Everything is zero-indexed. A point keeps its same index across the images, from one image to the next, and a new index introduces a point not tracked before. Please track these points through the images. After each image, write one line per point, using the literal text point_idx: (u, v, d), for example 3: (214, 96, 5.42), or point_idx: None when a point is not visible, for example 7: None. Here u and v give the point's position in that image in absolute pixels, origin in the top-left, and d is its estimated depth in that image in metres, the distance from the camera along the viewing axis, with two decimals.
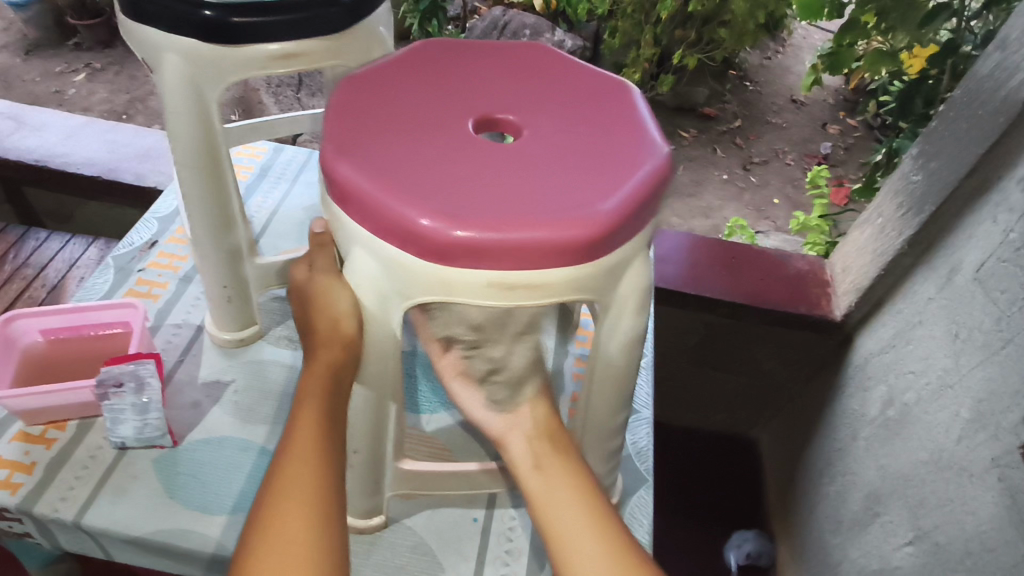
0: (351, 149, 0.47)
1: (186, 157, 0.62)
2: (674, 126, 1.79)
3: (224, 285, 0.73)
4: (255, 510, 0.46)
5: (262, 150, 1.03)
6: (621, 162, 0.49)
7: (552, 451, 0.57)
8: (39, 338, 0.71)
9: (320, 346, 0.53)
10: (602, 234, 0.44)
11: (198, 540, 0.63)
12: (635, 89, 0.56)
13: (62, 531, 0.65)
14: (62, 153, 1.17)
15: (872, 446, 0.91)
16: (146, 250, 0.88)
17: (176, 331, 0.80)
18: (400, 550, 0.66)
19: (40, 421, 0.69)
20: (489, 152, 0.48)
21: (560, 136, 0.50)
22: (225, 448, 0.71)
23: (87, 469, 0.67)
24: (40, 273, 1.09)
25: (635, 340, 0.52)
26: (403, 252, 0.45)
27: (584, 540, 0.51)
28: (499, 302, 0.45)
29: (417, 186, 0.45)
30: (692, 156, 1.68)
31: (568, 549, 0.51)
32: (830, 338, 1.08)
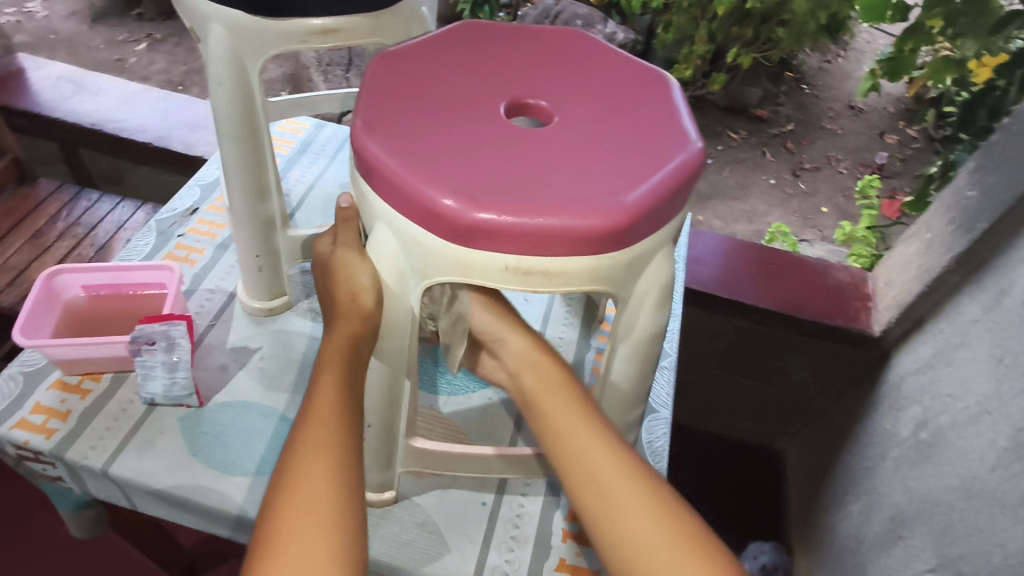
0: (380, 126, 0.47)
1: (226, 127, 0.64)
2: (723, 126, 1.75)
3: (257, 255, 0.75)
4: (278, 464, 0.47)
5: (304, 126, 1.06)
6: (651, 154, 0.48)
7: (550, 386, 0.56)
8: (82, 293, 0.75)
9: (341, 319, 0.54)
10: (623, 226, 0.44)
11: (217, 498, 0.66)
12: (674, 81, 0.55)
13: (90, 478, 0.68)
14: (117, 118, 1.22)
15: (901, 467, 0.88)
16: (187, 217, 0.91)
17: (210, 296, 0.82)
18: (408, 526, 0.66)
19: (77, 371, 0.72)
20: (517, 136, 0.48)
21: (591, 124, 0.50)
22: (248, 413, 0.73)
23: (118, 421, 0.70)
24: (89, 232, 1.13)
25: (653, 335, 0.52)
26: (423, 231, 0.45)
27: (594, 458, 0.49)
28: (516, 286, 0.45)
29: (441, 166, 0.45)
30: (739, 158, 1.64)
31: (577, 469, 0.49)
32: (866, 353, 1.05)
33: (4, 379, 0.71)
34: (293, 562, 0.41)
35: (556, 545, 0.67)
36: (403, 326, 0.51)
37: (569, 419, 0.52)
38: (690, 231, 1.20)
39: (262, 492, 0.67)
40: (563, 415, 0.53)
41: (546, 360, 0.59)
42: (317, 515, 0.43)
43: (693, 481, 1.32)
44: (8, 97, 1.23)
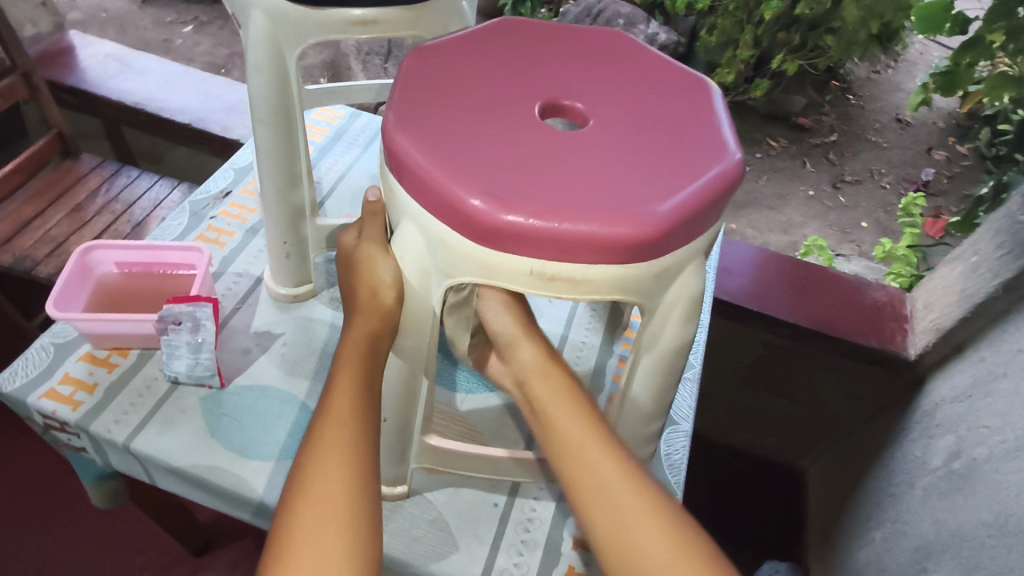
0: (411, 121, 0.47)
1: (262, 113, 0.64)
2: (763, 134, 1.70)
3: (285, 242, 0.75)
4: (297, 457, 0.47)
5: (340, 114, 1.06)
6: (688, 163, 0.46)
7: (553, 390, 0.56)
8: (114, 270, 0.76)
9: (359, 315, 0.53)
10: (654, 236, 0.42)
11: (232, 480, 0.66)
12: (716, 88, 0.54)
13: (113, 451, 0.69)
14: (159, 98, 1.24)
15: (930, 498, 0.85)
16: (220, 199, 0.92)
17: (237, 280, 0.83)
18: (418, 522, 0.66)
19: (106, 346, 0.74)
20: (550, 138, 0.47)
21: (627, 129, 0.48)
22: (267, 398, 0.73)
23: (142, 397, 0.71)
24: (127, 208, 1.15)
25: (678, 350, 0.50)
26: (448, 230, 0.44)
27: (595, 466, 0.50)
28: (541, 291, 0.44)
29: (471, 164, 0.44)
30: (778, 167, 1.60)
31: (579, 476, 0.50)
32: (900, 376, 1.01)
33: (36, 349, 0.73)
34: (306, 561, 0.41)
35: (565, 552, 0.66)
36: (425, 322, 0.51)
37: (572, 424, 0.53)
38: (723, 241, 1.18)
39: (277, 478, 0.67)
40: (565, 422, 0.53)
41: (559, 374, 0.58)
42: (330, 514, 0.43)
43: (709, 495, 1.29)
44: (58, 73, 1.26)
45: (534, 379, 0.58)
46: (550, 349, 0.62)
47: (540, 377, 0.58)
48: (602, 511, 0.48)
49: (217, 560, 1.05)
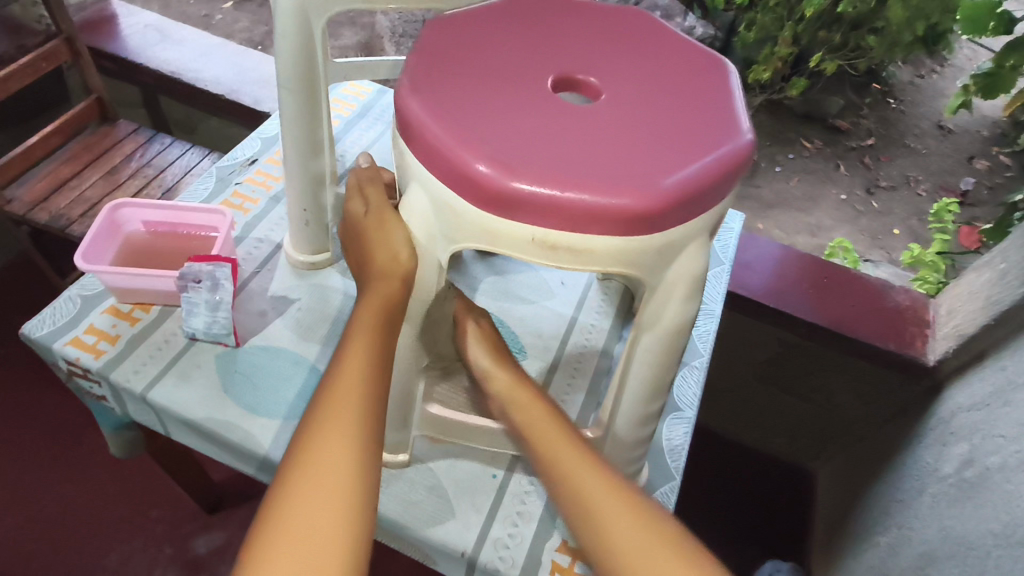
0: (425, 87, 0.48)
1: (288, 81, 0.66)
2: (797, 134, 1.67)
3: (304, 209, 0.77)
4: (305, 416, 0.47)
5: (367, 90, 1.08)
6: (696, 140, 0.46)
7: (528, 397, 0.58)
8: (141, 228, 0.79)
9: (378, 278, 0.53)
10: (657, 209, 0.43)
11: (241, 434, 0.69)
12: (733, 70, 0.53)
13: (131, 400, 0.72)
14: (194, 69, 1.27)
15: (938, 505, 0.83)
16: (246, 166, 0.94)
17: (258, 245, 0.85)
18: (418, 487, 0.67)
19: (130, 300, 0.77)
20: (561, 110, 0.47)
21: (639, 104, 0.49)
22: (280, 359, 0.75)
23: (161, 350, 0.74)
24: (158, 174, 1.19)
25: (681, 327, 0.50)
26: (455, 196, 0.45)
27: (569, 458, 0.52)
28: (542, 258, 0.45)
29: (480, 131, 0.45)
30: (810, 168, 1.58)
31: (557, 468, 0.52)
32: (917, 382, 1.00)
33: (64, 299, 0.77)
34: (308, 520, 0.42)
35: (557, 529, 0.66)
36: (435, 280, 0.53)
37: (545, 427, 0.55)
38: (744, 236, 1.16)
39: (284, 436, 0.69)
40: (540, 425, 0.55)
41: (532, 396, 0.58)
42: (331, 476, 0.44)
43: (717, 488, 1.28)
44: (100, 40, 1.30)
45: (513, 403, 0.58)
46: (525, 378, 0.61)
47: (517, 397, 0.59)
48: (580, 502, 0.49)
49: (228, 520, 1.09)
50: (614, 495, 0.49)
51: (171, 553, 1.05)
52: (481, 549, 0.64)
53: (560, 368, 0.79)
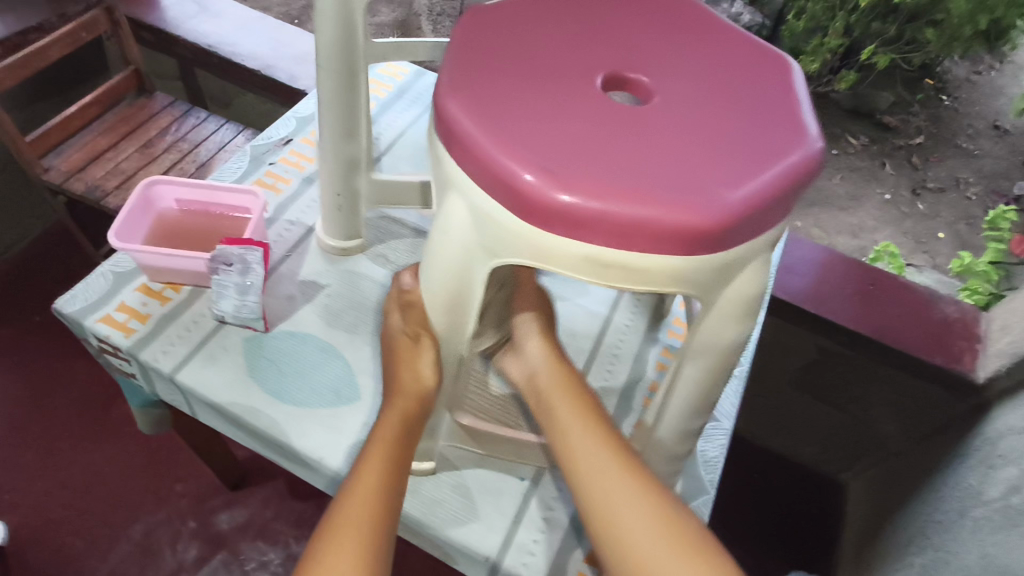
0: (465, 85, 0.43)
1: (327, 61, 0.63)
2: (841, 130, 1.56)
3: (337, 193, 0.74)
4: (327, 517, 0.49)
5: (404, 71, 1.05)
6: (762, 149, 0.43)
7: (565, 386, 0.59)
8: (174, 206, 0.78)
9: (398, 396, 0.56)
10: (722, 227, 0.39)
11: (265, 422, 0.68)
12: (796, 69, 0.50)
13: (159, 379, 0.72)
14: (231, 42, 1.26)
15: (981, 530, 0.77)
16: (280, 146, 0.92)
17: (289, 228, 0.84)
18: (442, 486, 0.66)
19: (161, 279, 0.76)
20: (614, 112, 0.43)
21: (698, 107, 0.45)
22: (307, 345, 0.74)
23: (189, 331, 0.73)
24: (193, 148, 1.18)
25: (733, 347, 0.47)
26: (498, 206, 0.41)
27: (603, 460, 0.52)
28: (593, 278, 0.42)
29: (526, 135, 0.41)
30: (855, 166, 1.48)
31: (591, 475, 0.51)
32: (963, 400, 0.95)
33: (97, 275, 0.76)
34: None
35: (585, 537, 0.64)
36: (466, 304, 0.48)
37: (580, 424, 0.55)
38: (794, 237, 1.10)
39: (310, 426, 0.68)
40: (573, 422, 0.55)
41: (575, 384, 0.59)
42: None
43: (746, 494, 1.23)
44: (139, 11, 1.29)
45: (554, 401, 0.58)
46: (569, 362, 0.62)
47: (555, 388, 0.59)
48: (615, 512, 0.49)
49: (250, 497, 1.10)
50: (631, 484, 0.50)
51: (194, 526, 1.06)
52: (505, 554, 0.62)
53: (596, 373, 0.75)
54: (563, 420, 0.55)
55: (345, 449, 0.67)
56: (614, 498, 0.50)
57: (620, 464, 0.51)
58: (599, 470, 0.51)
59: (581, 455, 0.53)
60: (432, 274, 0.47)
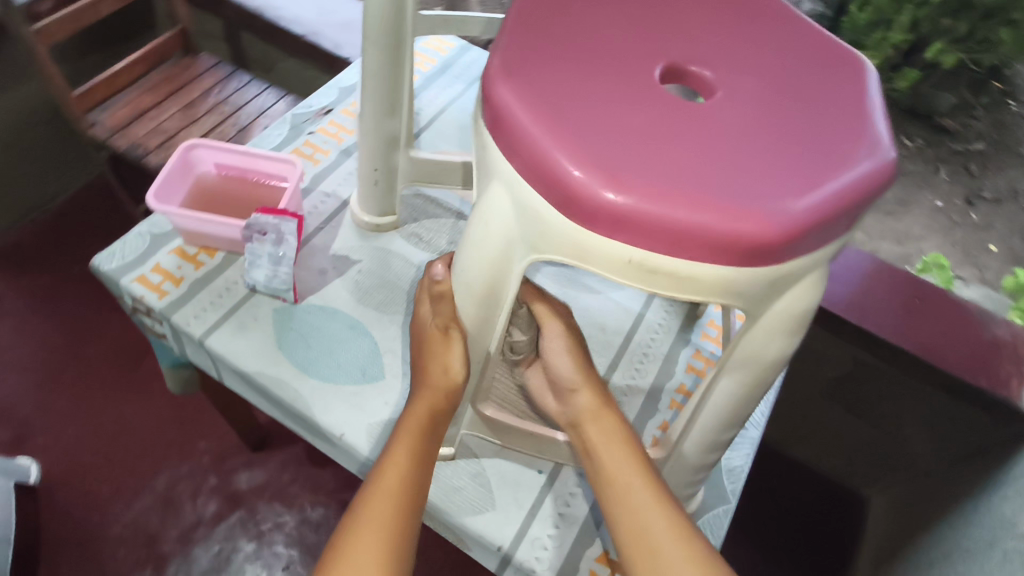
0: (517, 70, 0.41)
1: (373, 34, 0.61)
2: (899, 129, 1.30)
3: (375, 168, 0.73)
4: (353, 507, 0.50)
5: (450, 45, 1.02)
6: (831, 156, 0.40)
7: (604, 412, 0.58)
8: (213, 170, 0.78)
9: (425, 389, 0.55)
10: (781, 238, 0.37)
11: (290, 394, 0.68)
12: (871, 70, 0.47)
13: (189, 342, 0.72)
14: (278, 6, 1.25)
15: (1012, 563, 0.71)
16: (320, 116, 0.91)
17: (325, 200, 0.83)
18: (461, 473, 0.65)
19: (196, 243, 0.76)
20: (673, 108, 0.41)
21: (764, 107, 0.42)
22: (336, 321, 0.74)
23: (222, 298, 0.73)
24: (235, 112, 1.18)
25: (776, 362, 0.45)
26: (543, 201, 0.39)
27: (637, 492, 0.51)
28: (636, 283, 0.40)
29: (579, 127, 0.39)
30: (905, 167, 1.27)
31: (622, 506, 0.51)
32: (1004, 428, 0.88)
33: (135, 235, 0.77)
34: None
35: (600, 534, 0.63)
36: (500, 296, 0.47)
37: (616, 453, 0.54)
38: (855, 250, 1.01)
39: (333, 402, 0.68)
40: (611, 451, 0.55)
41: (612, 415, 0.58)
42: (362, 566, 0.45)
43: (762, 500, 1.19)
44: None
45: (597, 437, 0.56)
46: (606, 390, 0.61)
47: (596, 423, 0.58)
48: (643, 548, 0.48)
49: (269, 459, 1.12)
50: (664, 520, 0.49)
51: (215, 483, 1.08)
52: (518, 547, 0.62)
53: (624, 370, 0.74)
54: (608, 463, 0.54)
55: (367, 429, 0.67)
56: (646, 530, 0.49)
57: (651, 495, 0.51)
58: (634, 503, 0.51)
59: (627, 506, 0.51)
60: (467, 266, 0.45)
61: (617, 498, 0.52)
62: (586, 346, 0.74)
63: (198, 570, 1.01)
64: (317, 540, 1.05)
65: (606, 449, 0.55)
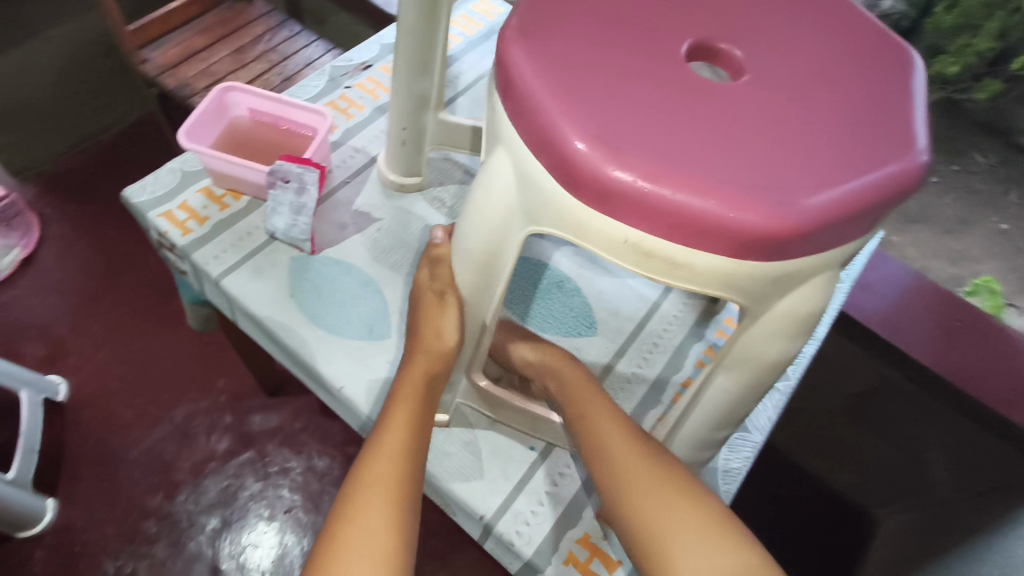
0: (534, 32, 0.40)
1: None
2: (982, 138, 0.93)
3: (403, 128, 0.73)
4: (354, 468, 0.49)
5: (498, 10, 1.00)
6: (856, 152, 0.37)
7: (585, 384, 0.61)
8: (246, 115, 0.80)
9: (420, 353, 0.56)
10: (788, 235, 0.35)
11: (296, 342, 0.69)
12: (920, 66, 0.43)
13: (207, 281, 0.74)
14: None
15: None
16: (359, 71, 0.91)
17: (353, 155, 0.83)
18: (453, 439, 0.66)
19: (224, 185, 0.77)
20: (695, 86, 0.39)
21: (793, 94, 0.40)
22: (350, 276, 0.74)
23: (242, 242, 0.74)
24: (282, 61, 1.19)
25: (776, 364, 0.43)
26: (544, 170, 0.38)
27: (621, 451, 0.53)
28: (633, 266, 0.38)
29: (589, 96, 0.37)
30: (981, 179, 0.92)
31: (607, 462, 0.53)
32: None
33: (166, 171, 0.79)
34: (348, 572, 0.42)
35: (584, 516, 0.63)
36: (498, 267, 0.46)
37: (602, 417, 0.57)
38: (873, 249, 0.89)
39: (337, 355, 0.69)
40: (598, 415, 0.57)
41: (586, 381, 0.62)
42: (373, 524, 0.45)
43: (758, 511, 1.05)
44: None
45: (582, 403, 0.59)
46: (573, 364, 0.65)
47: (591, 403, 0.59)
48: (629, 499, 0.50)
49: (283, 405, 1.15)
50: (646, 470, 0.51)
51: (229, 421, 1.12)
52: (501, 518, 0.62)
53: (630, 358, 0.72)
54: (593, 426, 0.56)
55: (366, 385, 0.67)
56: (633, 483, 0.51)
57: (638, 451, 0.53)
58: (619, 458, 0.53)
59: (614, 462, 0.53)
60: (466, 233, 0.45)
61: (602, 455, 0.54)
62: (594, 330, 0.73)
63: (205, 501, 1.05)
64: (320, 488, 1.07)
65: (601, 431, 0.55)
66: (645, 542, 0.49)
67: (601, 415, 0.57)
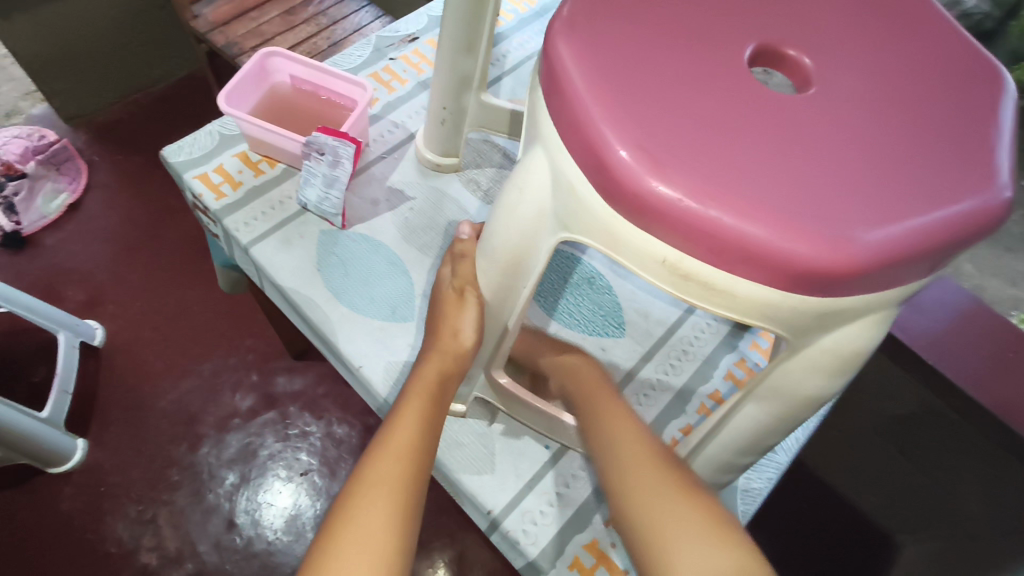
0: (584, 25, 0.37)
1: None
2: None
3: (443, 107, 0.70)
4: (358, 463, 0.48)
5: None
6: (929, 182, 0.34)
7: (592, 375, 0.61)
8: (288, 81, 0.79)
9: (434, 353, 0.56)
10: (843, 271, 0.32)
11: (318, 316, 0.68)
12: (1011, 90, 0.39)
13: (237, 247, 0.74)
14: None
15: None
16: (405, 43, 0.89)
17: (392, 130, 0.82)
18: (466, 431, 0.65)
19: (260, 151, 0.77)
20: (754, 96, 0.36)
21: (864, 111, 0.36)
22: (377, 255, 0.73)
23: (273, 211, 0.74)
24: (331, 25, 1.17)
25: (812, 399, 0.41)
26: (581, 177, 0.36)
27: (628, 447, 0.51)
28: (668, 287, 0.36)
29: (636, 99, 0.34)
30: None
31: (612, 458, 0.51)
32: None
33: (205, 133, 0.78)
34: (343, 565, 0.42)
35: (593, 522, 0.61)
36: (525, 268, 0.44)
37: (613, 411, 0.55)
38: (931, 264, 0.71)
39: (358, 333, 0.68)
40: (610, 410, 0.55)
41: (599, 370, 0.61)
42: (373, 518, 0.44)
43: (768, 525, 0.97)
44: None
45: (591, 398, 0.58)
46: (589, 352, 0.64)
47: (602, 397, 0.57)
48: (631, 494, 0.48)
49: (308, 369, 1.16)
50: (650, 467, 0.49)
51: (255, 380, 1.14)
52: (508, 515, 0.61)
53: (655, 365, 0.70)
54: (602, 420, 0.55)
55: (386, 366, 0.66)
56: (636, 480, 0.49)
57: (645, 447, 0.51)
58: (627, 455, 0.51)
59: (620, 457, 0.51)
60: (495, 232, 0.43)
61: (610, 449, 0.52)
62: (622, 332, 0.71)
63: (227, 456, 1.07)
64: (338, 455, 1.08)
65: (610, 427, 0.54)
66: (646, 541, 0.46)
67: (613, 409, 0.55)
